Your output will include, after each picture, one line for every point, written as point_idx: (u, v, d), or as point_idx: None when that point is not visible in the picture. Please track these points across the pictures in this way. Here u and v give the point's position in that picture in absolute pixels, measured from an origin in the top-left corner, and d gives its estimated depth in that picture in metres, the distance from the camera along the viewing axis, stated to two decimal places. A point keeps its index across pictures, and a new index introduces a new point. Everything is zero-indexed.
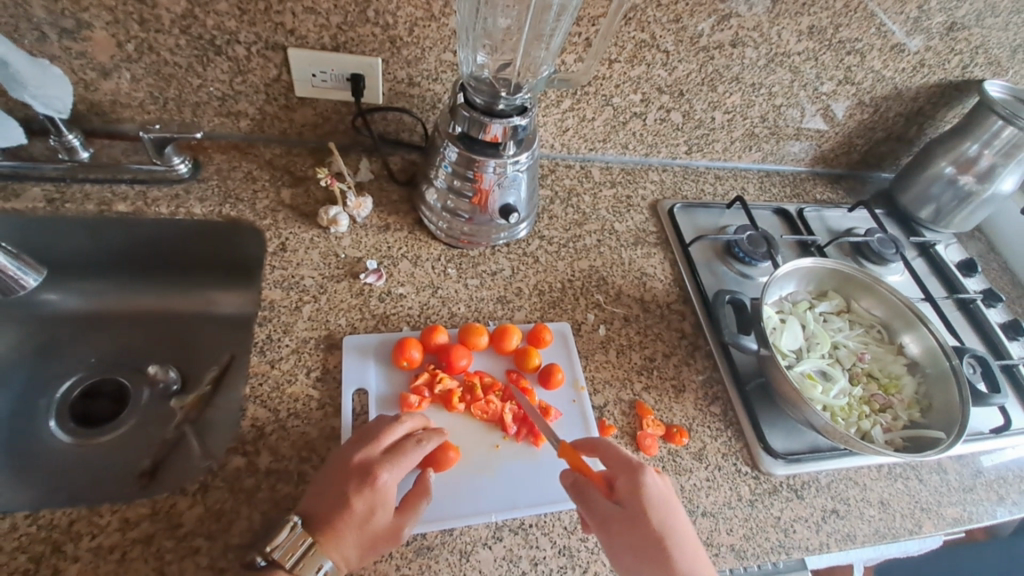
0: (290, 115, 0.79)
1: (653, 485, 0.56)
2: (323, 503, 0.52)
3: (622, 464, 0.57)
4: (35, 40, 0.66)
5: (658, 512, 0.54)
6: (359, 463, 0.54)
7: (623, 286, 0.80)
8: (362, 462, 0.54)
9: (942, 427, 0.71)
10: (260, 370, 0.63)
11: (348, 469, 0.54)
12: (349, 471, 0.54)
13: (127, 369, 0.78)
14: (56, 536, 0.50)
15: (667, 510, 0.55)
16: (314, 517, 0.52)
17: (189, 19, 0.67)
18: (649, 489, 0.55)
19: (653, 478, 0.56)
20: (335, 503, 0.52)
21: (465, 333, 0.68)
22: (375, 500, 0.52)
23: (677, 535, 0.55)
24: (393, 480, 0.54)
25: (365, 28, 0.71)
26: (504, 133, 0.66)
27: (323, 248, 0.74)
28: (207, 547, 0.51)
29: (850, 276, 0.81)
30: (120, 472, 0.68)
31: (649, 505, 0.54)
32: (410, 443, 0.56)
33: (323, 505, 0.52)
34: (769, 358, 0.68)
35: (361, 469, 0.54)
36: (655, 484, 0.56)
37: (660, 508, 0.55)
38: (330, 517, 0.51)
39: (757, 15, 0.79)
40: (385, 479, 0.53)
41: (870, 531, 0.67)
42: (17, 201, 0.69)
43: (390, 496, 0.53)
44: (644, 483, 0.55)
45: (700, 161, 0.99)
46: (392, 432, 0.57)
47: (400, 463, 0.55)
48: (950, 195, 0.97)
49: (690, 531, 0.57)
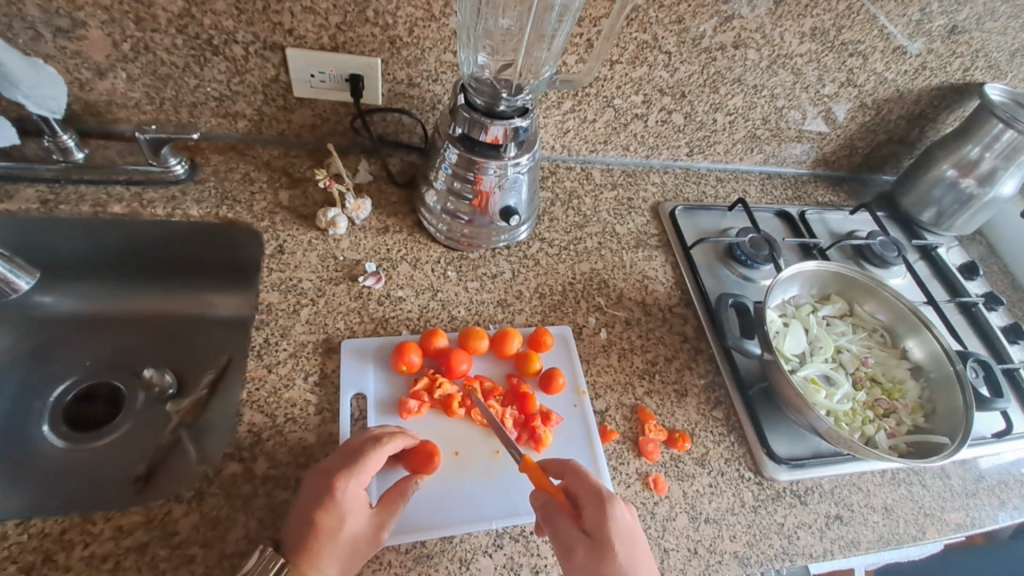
0: (288, 116, 0.79)
1: (620, 519, 0.53)
2: (293, 522, 0.51)
3: (591, 491, 0.55)
4: (29, 39, 0.65)
5: (621, 548, 0.52)
6: (321, 474, 0.53)
7: (624, 289, 0.80)
8: (323, 473, 0.53)
9: (947, 432, 0.70)
10: (257, 375, 0.62)
11: (312, 482, 0.52)
12: (313, 484, 0.52)
13: (122, 372, 0.77)
14: (47, 545, 0.49)
15: (631, 548, 0.52)
16: (287, 536, 0.50)
17: (186, 18, 0.67)
18: (616, 522, 0.53)
19: (621, 509, 0.54)
20: (302, 520, 0.50)
21: (465, 337, 0.68)
22: (342, 509, 0.51)
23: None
24: (356, 486, 0.52)
25: (364, 29, 0.71)
26: (505, 135, 0.66)
27: (321, 251, 0.73)
28: (202, 556, 0.50)
29: (852, 279, 0.81)
30: (115, 478, 0.67)
31: (613, 539, 0.52)
32: (370, 445, 0.55)
33: (293, 523, 0.50)
34: (772, 363, 0.67)
35: (323, 480, 0.52)
36: (622, 518, 0.54)
37: (625, 544, 0.52)
38: (300, 536, 0.49)
39: (760, 17, 0.79)
40: (343, 486, 0.51)
41: (874, 537, 0.66)
42: (10, 202, 0.68)
43: (357, 502, 0.52)
44: (611, 515, 0.53)
45: (701, 162, 0.98)
46: (357, 441, 0.55)
47: (361, 468, 0.52)
48: (952, 198, 0.97)
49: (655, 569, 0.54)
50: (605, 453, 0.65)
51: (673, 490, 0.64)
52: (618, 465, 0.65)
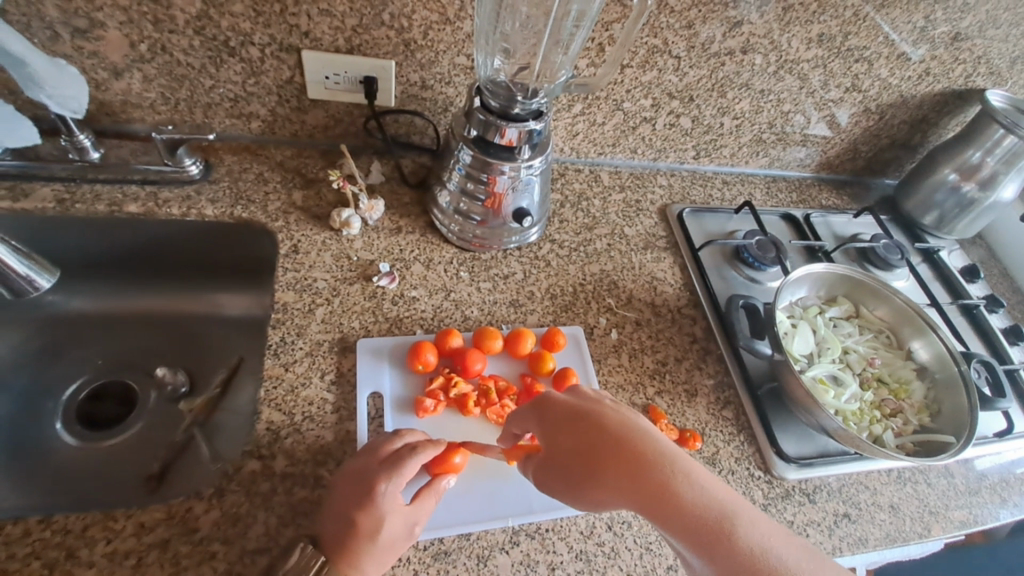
0: (301, 117, 0.79)
1: (558, 409, 0.56)
2: (332, 522, 0.51)
3: (529, 412, 0.57)
4: (47, 39, 0.65)
5: (566, 433, 0.54)
6: (360, 478, 0.54)
7: (633, 290, 0.80)
8: (361, 476, 0.54)
9: (952, 432, 0.71)
10: (274, 373, 0.62)
11: (350, 485, 0.53)
12: (351, 486, 0.53)
13: (135, 371, 0.77)
14: (69, 541, 0.49)
15: (580, 422, 0.54)
16: (326, 537, 0.51)
17: (204, 19, 0.67)
18: (556, 415, 0.55)
19: (559, 400, 0.57)
20: (343, 521, 0.51)
21: (480, 337, 0.68)
22: (381, 512, 0.51)
23: (604, 436, 0.53)
24: (394, 489, 0.53)
25: (380, 31, 0.71)
26: (519, 138, 0.67)
27: (335, 251, 0.74)
28: (224, 552, 0.51)
29: (859, 281, 0.82)
30: (128, 476, 0.67)
31: (556, 431, 0.54)
32: (407, 450, 0.55)
33: (333, 524, 0.51)
34: (782, 363, 0.68)
35: (362, 483, 0.53)
36: (559, 406, 0.56)
37: (566, 426, 0.54)
38: (341, 536, 0.50)
39: (768, 22, 0.80)
40: (384, 490, 0.52)
41: (881, 535, 0.67)
42: (26, 201, 0.68)
43: (395, 504, 0.52)
44: (544, 415, 0.56)
45: (707, 166, 1.00)
46: (394, 446, 0.56)
47: (400, 472, 0.53)
48: (953, 202, 0.98)
49: (628, 415, 0.55)
50: None
51: None
52: None
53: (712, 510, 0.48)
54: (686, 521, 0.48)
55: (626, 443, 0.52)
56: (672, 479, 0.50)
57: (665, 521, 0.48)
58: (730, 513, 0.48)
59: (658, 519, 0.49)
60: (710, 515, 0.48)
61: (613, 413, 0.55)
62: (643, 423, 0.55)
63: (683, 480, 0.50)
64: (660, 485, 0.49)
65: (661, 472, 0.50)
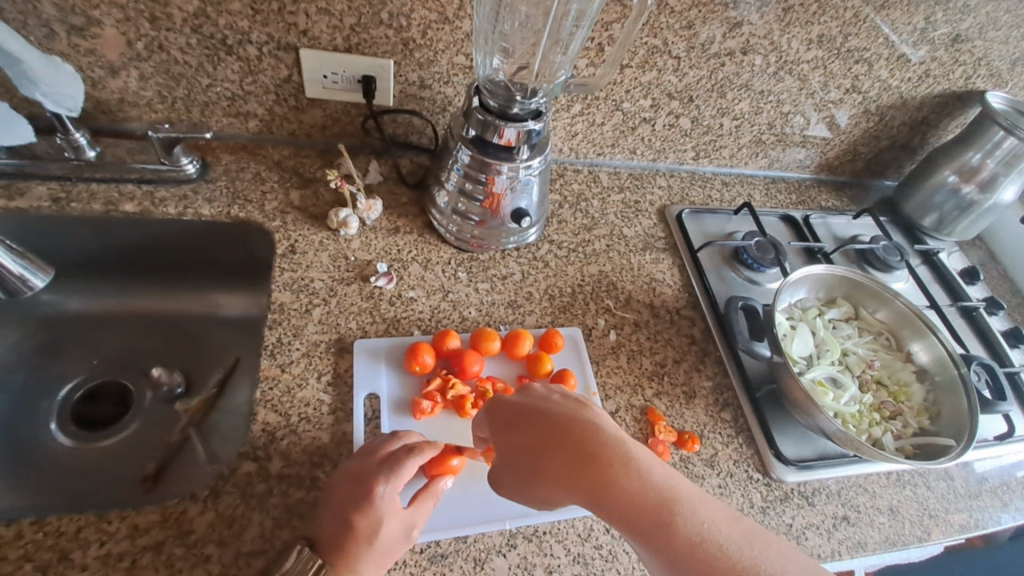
0: (299, 116, 0.79)
1: (509, 407, 0.56)
2: (330, 524, 0.51)
3: (484, 416, 0.58)
4: (43, 37, 0.65)
5: (513, 431, 0.54)
6: (358, 479, 0.53)
7: (632, 291, 0.80)
8: (359, 477, 0.53)
9: (952, 435, 0.71)
10: (270, 374, 0.62)
11: (348, 486, 0.53)
12: (348, 487, 0.53)
13: (131, 371, 0.76)
14: (63, 543, 0.49)
15: (530, 418, 0.54)
16: (324, 539, 0.50)
17: (202, 18, 0.67)
18: (505, 414, 0.56)
19: (509, 400, 0.57)
20: (340, 522, 0.51)
21: (477, 338, 0.68)
22: (379, 513, 0.51)
23: (551, 429, 0.53)
24: (392, 491, 0.53)
25: (379, 30, 0.71)
26: (518, 137, 0.66)
27: (333, 251, 0.73)
28: (219, 554, 0.50)
29: (860, 283, 0.82)
30: (123, 477, 0.67)
31: (505, 430, 0.55)
32: (406, 451, 0.55)
33: (331, 526, 0.51)
34: (782, 364, 0.68)
35: (360, 485, 0.53)
36: (510, 405, 0.56)
37: (514, 425, 0.55)
38: (339, 538, 0.50)
39: (768, 23, 0.80)
40: (382, 491, 0.52)
41: (880, 538, 0.66)
42: (22, 200, 0.68)
43: (393, 506, 0.52)
44: (495, 415, 0.56)
45: (707, 166, 0.99)
46: (392, 447, 0.56)
47: (398, 474, 0.53)
48: (953, 204, 0.98)
49: (575, 407, 0.55)
50: None
51: None
52: None
53: (651, 495, 0.47)
54: (625, 507, 0.47)
55: (571, 435, 0.52)
56: (611, 467, 0.49)
57: (607, 510, 0.48)
58: (672, 498, 0.48)
59: (601, 510, 0.48)
60: (650, 502, 0.47)
61: (561, 407, 0.55)
62: (590, 413, 0.54)
63: (623, 466, 0.49)
64: (598, 475, 0.49)
65: (601, 461, 0.50)
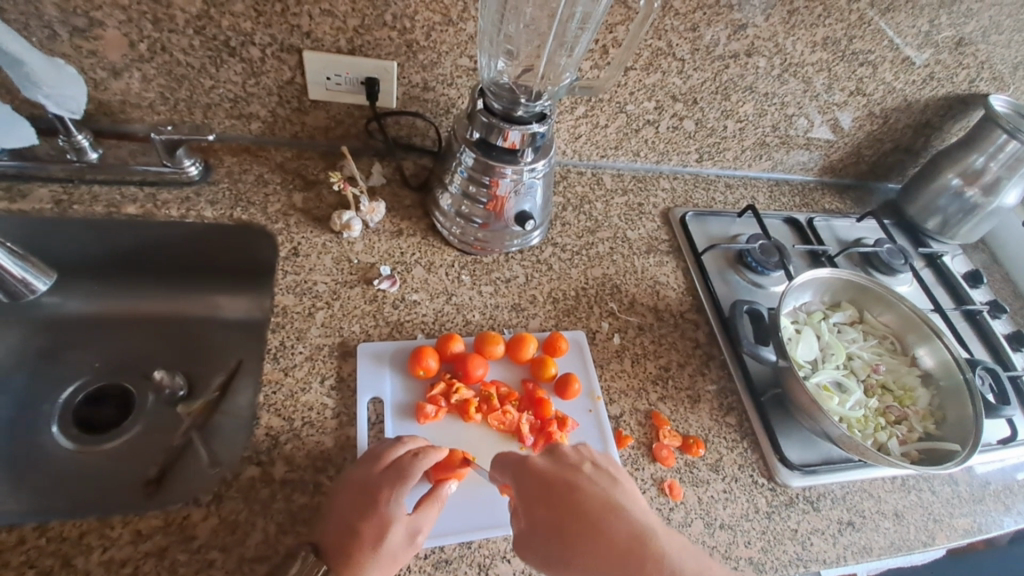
0: (302, 118, 0.78)
1: (542, 476, 0.55)
2: (334, 530, 0.51)
3: (510, 471, 0.56)
4: (45, 38, 0.65)
5: (546, 503, 0.53)
6: (361, 485, 0.53)
7: (636, 294, 0.80)
8: (363, 483, 0.53)
9: (957, 439, 0.71)
10: (273, 378, 0.62)
11: (353, 491, 0.53)
12: (353, 493, 0.53)
13: (132, 374, 0.76)
14: (65, 549, 0.48)
15: (564, 493, 0.54)
16: (329, 544, 0.50)
17: (204, 19, 0.66)
18: (538, 482, 0.55)
19: (538, 464, 0.56)
20: (345, 528, 0.51)
21: (481, 342, 0.68)
22: (383, 519, 0.51)
23: (587, 510, 0.53)
24: (397, 496, 0.52)
25: (382, 32, 0.71)
26: (522, 140, 0.66)
27: (336, 254, 0.73)
28: (222, 560, 0.50)
29: (865, 287, 0.82)
30: (125, 481, 0.66)
31: (536, 500, 0.54)
32: (410, 456, 0.55)
33: (335, 532, 0.51)
34: (787, 369, 0.68)
35: (365, 490, 0.53)
36: (543, 472, 0.55)
37: (546, 497, 0.54)
38: (343, 544, 0.50)
39: (773, 25, 0.80)
40: (387, 496, 0.52)
41: (885, 543, 0.66)
42: (23, 202, 0.67)
43: (397, 511, 0.52)
44: (525, 479, 0.55)
45: (710, 168, 0.99)
46: (396, 452, 0.56)
47: (402, 478, 0.53)
48: (956, 207, 0.98)
49: (606, 485, 0.56)
50: (620, 458, 0.65)
51: (688, 496, 0.64)
52: (633, 470, 0.65)
53: None
54: None
55: (607, 519, 0.53)
56: (647, 558, 0.51)
57: None
58: None
59: None
60: None
61: (594, 484, 0.55)
62: (621, 493, 0.55)
63: (657, 556, 0.51)
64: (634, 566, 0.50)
65: (638, 551, 0.51)
